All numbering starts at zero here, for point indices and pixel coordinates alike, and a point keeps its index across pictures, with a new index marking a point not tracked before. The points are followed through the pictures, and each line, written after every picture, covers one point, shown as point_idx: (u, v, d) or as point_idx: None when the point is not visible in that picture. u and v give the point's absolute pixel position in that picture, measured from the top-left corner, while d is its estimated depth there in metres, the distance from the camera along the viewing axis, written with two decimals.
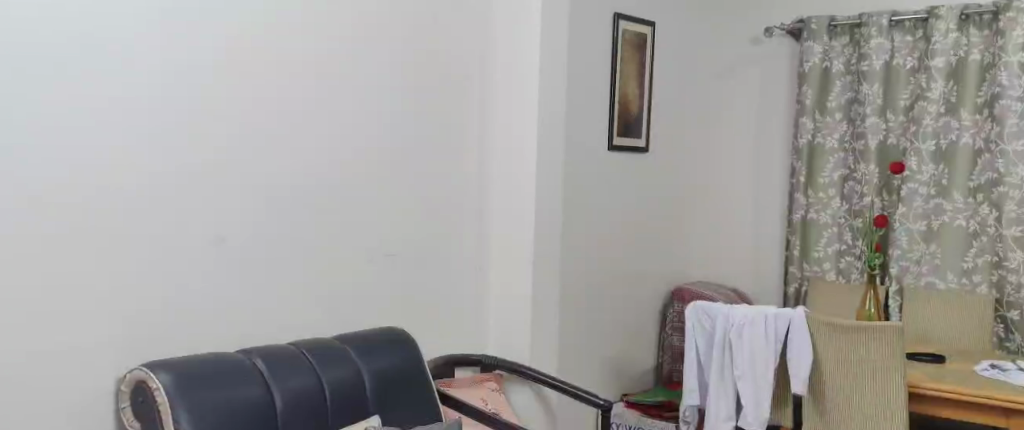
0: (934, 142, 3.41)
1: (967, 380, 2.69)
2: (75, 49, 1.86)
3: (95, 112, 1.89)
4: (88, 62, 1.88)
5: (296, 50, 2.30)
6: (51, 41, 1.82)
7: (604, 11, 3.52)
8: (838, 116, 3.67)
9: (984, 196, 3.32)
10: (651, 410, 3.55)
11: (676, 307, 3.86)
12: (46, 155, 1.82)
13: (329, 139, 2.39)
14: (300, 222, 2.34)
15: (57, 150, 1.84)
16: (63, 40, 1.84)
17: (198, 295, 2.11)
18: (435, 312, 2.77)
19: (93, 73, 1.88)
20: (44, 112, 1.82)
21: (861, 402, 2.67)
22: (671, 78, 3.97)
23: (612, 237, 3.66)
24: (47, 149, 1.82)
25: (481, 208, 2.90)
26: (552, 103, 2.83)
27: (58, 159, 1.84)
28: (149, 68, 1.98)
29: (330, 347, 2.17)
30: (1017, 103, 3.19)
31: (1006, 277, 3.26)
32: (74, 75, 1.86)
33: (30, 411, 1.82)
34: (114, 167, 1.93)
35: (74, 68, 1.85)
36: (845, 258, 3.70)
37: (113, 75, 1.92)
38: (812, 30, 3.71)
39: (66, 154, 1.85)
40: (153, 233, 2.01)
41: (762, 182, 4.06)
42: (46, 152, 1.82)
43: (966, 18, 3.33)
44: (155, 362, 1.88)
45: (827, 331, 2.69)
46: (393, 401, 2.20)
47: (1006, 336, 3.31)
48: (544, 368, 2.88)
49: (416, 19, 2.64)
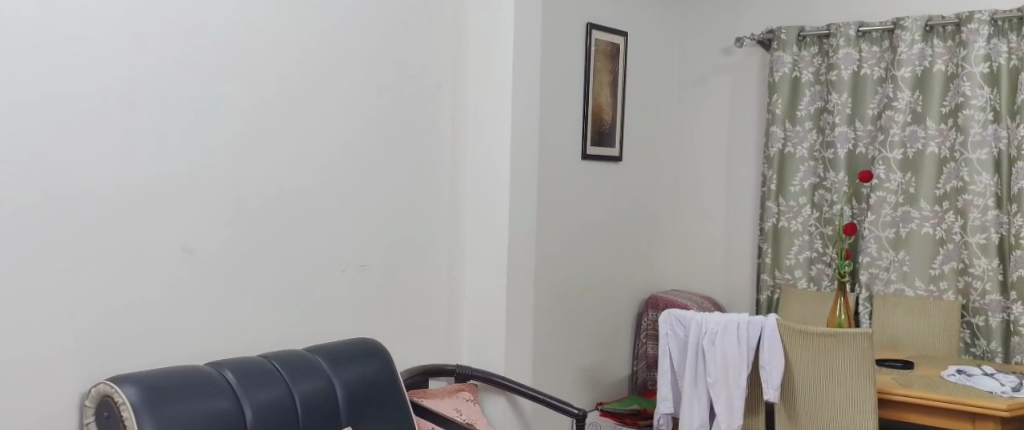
0: (901, 151, 3.46)
1: (934, 386, 2.72)
2: (46, 56, 1.84)
3: (65, 117, 1.88)
4: (65, 70, 1.87)
5: (269, 59, 2.29)
6: (30, 46, 1.82)
7: (577, 21, 3.55)
8: (808, 125, 3.74)
9: (950, 204, 3.36)
10: (626, 419, 3.55)
11: (649, 315, 3.88)
12: (23, 161, 1.81)
13: (300, 149, 2.39)
14: (273, 230, 2.33)
15: (24, 157, 1.81)
16: (34, 47, 1.82)
17: (168, 306, 2.09)
18: (409, 321, 2.77)
19: (65, 82, 1.87)
20: (14, 117, 1.80)
21: (831, 408, 2.70)
22: (643, 88, 4.02)
23: (586, 245, 3.68)
24: (15, 157, 1.80)
25: (454, 217, 2.90)
26: (526, 113, 2.84)
27: (27, 166, 1.82)
28: (119, 74, 1.96)
29: (300, 359, 2.16)
30: (979, 113, 3.25)
31: (971, 283, 3.30)
32: (45, 83, 1.84)
33: (14, 418, 1.81)
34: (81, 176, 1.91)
35: (46, 74, 1.84)
36: (816, 266, 3.73)
37: (84, 82, 1.91)
38: (782, 40, 3.77)
39: (33, 161, 1.83)
40: (122, 243, 1.99)
41: (733, 192, 4.09)
42: (15, 158, 1.80)
43: (930, 29, 3.40)
44: (122, 375, 1.85)
45: (798, 338, 2.72)
46: (366, 412, 2.18)
47: (972, 341, 3.34)
48: (518, 378, 2.88)
49: (390, 29, 2.65)
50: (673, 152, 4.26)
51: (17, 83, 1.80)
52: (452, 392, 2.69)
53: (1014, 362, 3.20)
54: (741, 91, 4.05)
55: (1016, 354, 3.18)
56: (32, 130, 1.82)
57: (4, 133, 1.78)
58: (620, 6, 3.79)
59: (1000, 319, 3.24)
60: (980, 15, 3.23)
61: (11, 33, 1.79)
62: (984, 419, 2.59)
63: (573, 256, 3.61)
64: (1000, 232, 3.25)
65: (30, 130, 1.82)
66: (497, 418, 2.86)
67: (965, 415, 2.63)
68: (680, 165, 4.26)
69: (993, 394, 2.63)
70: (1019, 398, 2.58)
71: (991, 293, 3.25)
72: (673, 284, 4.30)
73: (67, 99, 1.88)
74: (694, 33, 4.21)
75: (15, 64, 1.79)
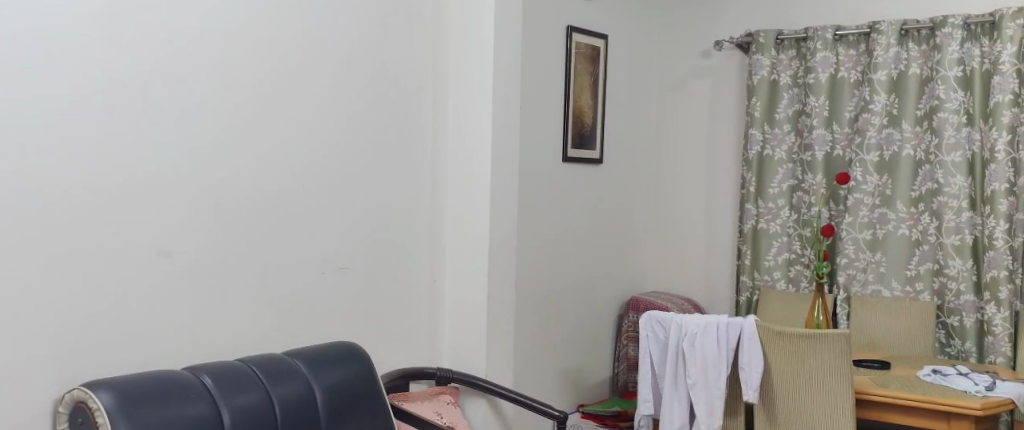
0: (877, 153, 3.51)
1: (910, 386, 2.75)
2: (45, 57, 1.86)
3: (53, 117, 1.88)
4: (62, 70, 1.89)
5: (248, 61, 2.28)
6: (30, 46, 1.83)
7: (557, 23, 3.56)
8: (786, 127, 3.77)
9: (925, 205, 3.40)
10: (608, 420, 3.57)
11: (630, 317, 3.89)
12: (20, 161, 1.83)
13: (278, 152, 2.37)
14: (251, 233, 2.31)
15: (13, 158, 1.81)
16: (28, 48, 1.83)
17: (146, 310, 2.07)
18: (389, 324, 2.76)
19: (57, 81, 1.88)
20: (14, 116, 1.81)
21: (809, 410, 2.72)
22: (624, 91, 4.03)
23: (567, 247, 3.69)
24: (15, 156, 1.82)
25: (434, 220, 2.90)
26: (506, 116, 2.84)
27: (20, 167, 1.83)
28: (98, 73, 1.95)
29: (279, 363, 2.14)
30: (953, 116, 3.30)
31: (946, 284, 3.34)
32: (41, 83, 1.86)
33: None
34: (61, 177, 1.90)
35: (37, 75, 1.85)
36: (794, 267, 3.76)
37: (71, 81, 1.91)
38: (760, 43, 3.80)
39: (19, 162, 1.82)
40: (97, 246, 1.97)
41: (712, 195, 4.12)
42: (6, 159, 1.80)
43: (905, 33, 3.44)
44: (96, 381, 1.83)
45: (776, 339, 2.73)
46: (345, 416, 2.17)
47: (947, 341, 3.38)
48: (500, 381, 2.87)
49: (370, 31, 2.64)
50: (654, 154, 4.27)
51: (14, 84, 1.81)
52: (433, 395, 2.69)
53: (988, 362, 3.24)
54: (720, 94, 4.08)
55: (990, 353, 3.22)
56: (31, 130, 1.84)
57: (4, 133, 1.80)
58: (600, 9, 3.81)
59: (974, 319, 3.28)
60: (954, 20, 3.28)
61: (13, 34, 1.81)
62: (960, 419, 2.62)
63: (554, 258, 3.62)
64: (974, 233, 3.29)
65: (30, 130, 1.84)
66: (479, 421, 2.86)
67: (940, 414, 2.66)
68: (661, 167, 4.27)
69: (968, 393, 2.67)
70: (992, 397, 2.62)
71: (965, 294, 3.29)
72: (653, 286, 4.32)
73: (64, 99, 1.89)
74: (674, 35, 4.23)
75: (13, 65, 1.81)
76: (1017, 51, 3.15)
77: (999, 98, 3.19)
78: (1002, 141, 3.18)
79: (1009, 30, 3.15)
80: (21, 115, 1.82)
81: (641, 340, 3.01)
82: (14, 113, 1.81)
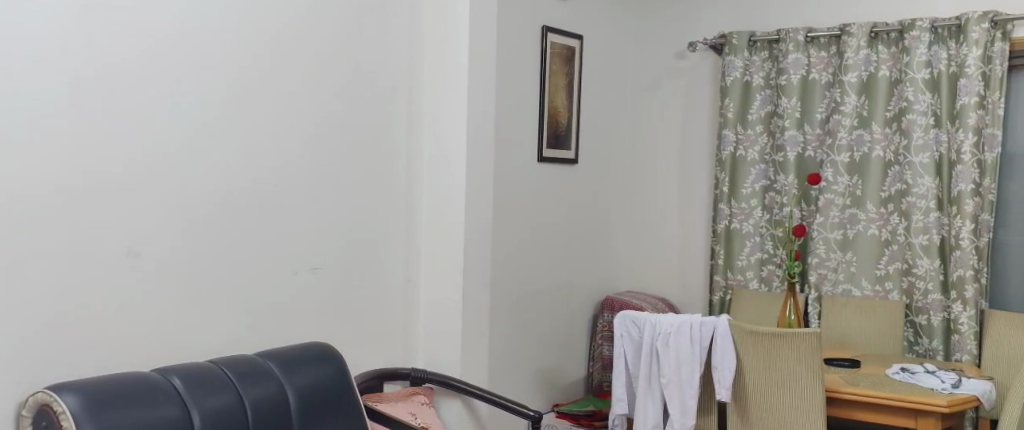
0: (848, 154, 3.55)
1: (879, 384, 2.78)
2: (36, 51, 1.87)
3: (40, 116, 1.88)
4: (48, 67, 1.89)
5: (220, 61, 2.26)
6: (21, 45, 1.84)
7: (533, 23, 3.56)
8: (758, 128, 3.80)
9: (895, 205, 3.45)
10: (582, 420, 3.58)
11: (605, 316, 3.91)
12: (4, 160, 1.82)
13: (250, 152, 2.35)
14: (222, 234, 2.28)
15: (11, 157, 1.83)
16: (21, 48, 1.84)
17: (113, 311, 2.04)
18: (363, 324, 2.74)
19: (47, 79, 1.89)
20: (14, 116, 1.83)
21: (781, 409, 2.73)
22: (600, 91, 4.04)
23: (541, 246, 3.69)
24: (12, 155, 1.83)
25: (409, 220, 2.89)
26: (481, 115, 2.84)
27: (9, 165, 1.83)
28: (69, 68, 1.93)
29: (250, 364, 2.12)
30: (921, 117, 3.36)
31: (914, 284, 3.40)
32: (25, 81, 1.85)
33: None
34: (42, 175, 1.89)
35: (32, 74, 1.86)
36: (767, 267, 3.80)
37: (52, 81, 1.90)
38: (733, 44, 3.83)
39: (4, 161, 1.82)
40: (64, 247, 1.94)
41: (685, 196, 4.16)
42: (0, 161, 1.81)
43: (875, 36, 3.50)
44: (61, 383, 1.80)
45: (748, 338, 2.75)
46: (318, 417, 2.15)
47: (915, 340, 3.43)
48: (475, 381, 2.87)
49: (343, 30, 2.62)
50: (629, 155, 4.28)
51: (14, 85, 1.83)
52: (407, 396, 2.68)
53: (954, 360, 3.29)
54: (693, 95, 4.12)
55: (956, 352, 3.27)
56: (22, 129, 1.85)
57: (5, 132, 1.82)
58: (576, 9, 3.82)
59: (941, 318, 3.33)
60: (921, 23, 3.34)
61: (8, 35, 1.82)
62: (927, 416, 2.66)
63: (528, 257, 3.62)
64: (941, 233, 3.35)
65: (22, 129, 1.85)
66: (453, 421, 2.84)
67: (909, 412, 2.69)
68: (637, 167, 4.29)
69: (935, 390, 2.71)
70: (959, 395, 2.66)
71: (932, 293, 3.35)
72: (628, 286, 4.33)
73: (53, 97, 1.90)
74: (649, 37, 4.25)
75: (11, 66, 1.82)
76: (981, 54, 3.22)
77: (965, 100, 3.25)
78: (968, 143, 3.23)
79: (974, 33, 3.22)
80: (17, 115, 1.84)
81: (616, 339, 3.03)
82: (14, 114, 1.83)
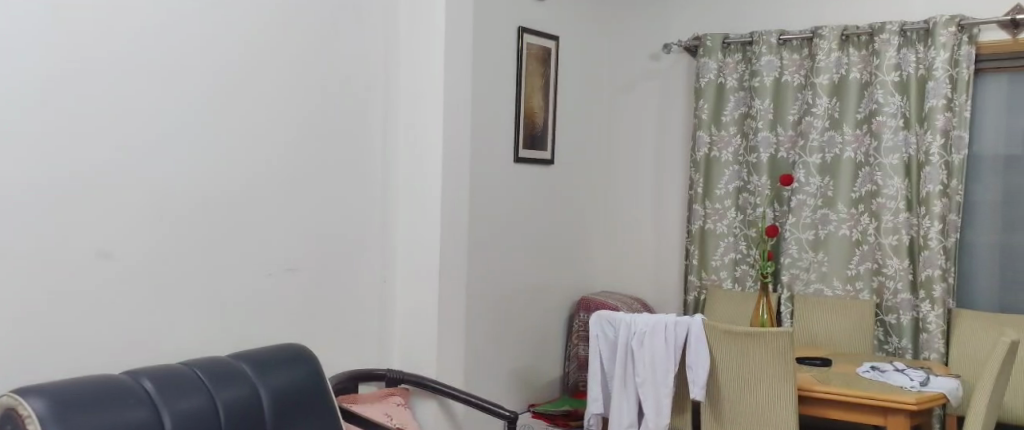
0: (819, 155, 3.59)
1: (851, 383, 2.82)
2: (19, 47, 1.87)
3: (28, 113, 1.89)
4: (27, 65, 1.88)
5: (193, 60, 2.23)
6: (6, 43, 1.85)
7: (509, 24, 3.56)
8: (732, 129, 3.83)
9: (865, 206, 3.51)
10: (558, 420, 3.61)
11: (580, 317, 3.93)
12: None
13: (223, 154, 2.33)
14: (194, 236, 2.25)
15: None
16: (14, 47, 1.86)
17: (81, 313, 2.00)
18: (337, 326, 2.72)
19: (37, 76, 1.90)
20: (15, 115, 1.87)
21: (754, 408, 2.75)
22: (576, 91, 4.05)
23: (518, 246, 3.70)
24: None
25: (385, 222, 2.87)
26: (457, 117, 2.84)
27: None
28: (50, 65, 1.92)
29: (223, 366, 2.10)
30: (891, 119, 3.42)
31: (884, 284, 3.45)
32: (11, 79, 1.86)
33: None
34: (26, 174, 1.89)
35: (31, 73, 1.89)
36: (740, 267, 3.84)
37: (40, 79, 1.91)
38: (707, 47, 3.86)
39: None
40: (34, 247, 1.91)
41: (661, 196, 4.19)
42: None
43: (846, 38, 3.54)
44: (26, 387, 1.75)
45: (722, 338, 2.77)
46: (291, 419, 2.13)
47: (885, 339, 3.49)
48: (450, 382, 2.86)
49: (319, 32, 2.61)
50: (607, 154, 4.30)
51: (14, 85, 1.86)
52: (382, 397, 2.67)
53: (923, 358, 3.35)
54: (668, 99, 4.15)
55: (925, 351, 3.33)
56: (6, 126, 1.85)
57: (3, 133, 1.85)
58: (551, 10, 3.82)
59: (910, 317, 3.39)
60: (891, 26, 3.40)
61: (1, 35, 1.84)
62: (896, 414, 2.68)
63: (505, 257, 3.62)
64: (911, 233, 3.41)
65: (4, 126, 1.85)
66: (428, 421, 2.83)
67: (879, 410, 2.72)
68: (613, 168, 4.30)
69: (904, 389, 2.74)
70: (926, 392, 2.70)
71: (902, 292, 3.40)
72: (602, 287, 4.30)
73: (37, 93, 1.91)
74: (625, 39, 4.27)
75: (12, 66, 1.86)
76: (949, 57, 3.28)
77: (933, 102, 3.30)
78: (936, 145, 3.29)
79: (942, 37, 3.28)
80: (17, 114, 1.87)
81: (592, 340, 3.05)
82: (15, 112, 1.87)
